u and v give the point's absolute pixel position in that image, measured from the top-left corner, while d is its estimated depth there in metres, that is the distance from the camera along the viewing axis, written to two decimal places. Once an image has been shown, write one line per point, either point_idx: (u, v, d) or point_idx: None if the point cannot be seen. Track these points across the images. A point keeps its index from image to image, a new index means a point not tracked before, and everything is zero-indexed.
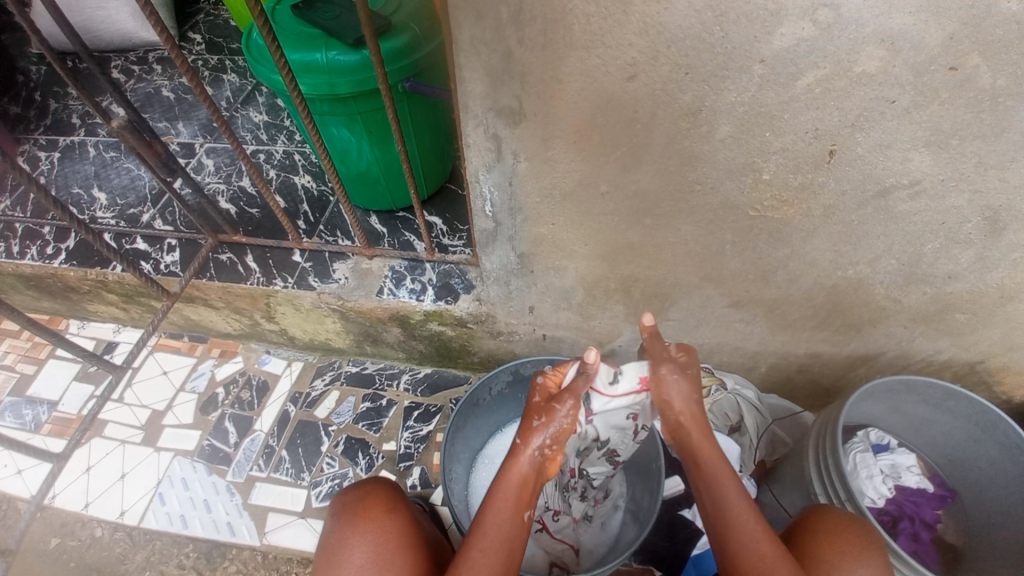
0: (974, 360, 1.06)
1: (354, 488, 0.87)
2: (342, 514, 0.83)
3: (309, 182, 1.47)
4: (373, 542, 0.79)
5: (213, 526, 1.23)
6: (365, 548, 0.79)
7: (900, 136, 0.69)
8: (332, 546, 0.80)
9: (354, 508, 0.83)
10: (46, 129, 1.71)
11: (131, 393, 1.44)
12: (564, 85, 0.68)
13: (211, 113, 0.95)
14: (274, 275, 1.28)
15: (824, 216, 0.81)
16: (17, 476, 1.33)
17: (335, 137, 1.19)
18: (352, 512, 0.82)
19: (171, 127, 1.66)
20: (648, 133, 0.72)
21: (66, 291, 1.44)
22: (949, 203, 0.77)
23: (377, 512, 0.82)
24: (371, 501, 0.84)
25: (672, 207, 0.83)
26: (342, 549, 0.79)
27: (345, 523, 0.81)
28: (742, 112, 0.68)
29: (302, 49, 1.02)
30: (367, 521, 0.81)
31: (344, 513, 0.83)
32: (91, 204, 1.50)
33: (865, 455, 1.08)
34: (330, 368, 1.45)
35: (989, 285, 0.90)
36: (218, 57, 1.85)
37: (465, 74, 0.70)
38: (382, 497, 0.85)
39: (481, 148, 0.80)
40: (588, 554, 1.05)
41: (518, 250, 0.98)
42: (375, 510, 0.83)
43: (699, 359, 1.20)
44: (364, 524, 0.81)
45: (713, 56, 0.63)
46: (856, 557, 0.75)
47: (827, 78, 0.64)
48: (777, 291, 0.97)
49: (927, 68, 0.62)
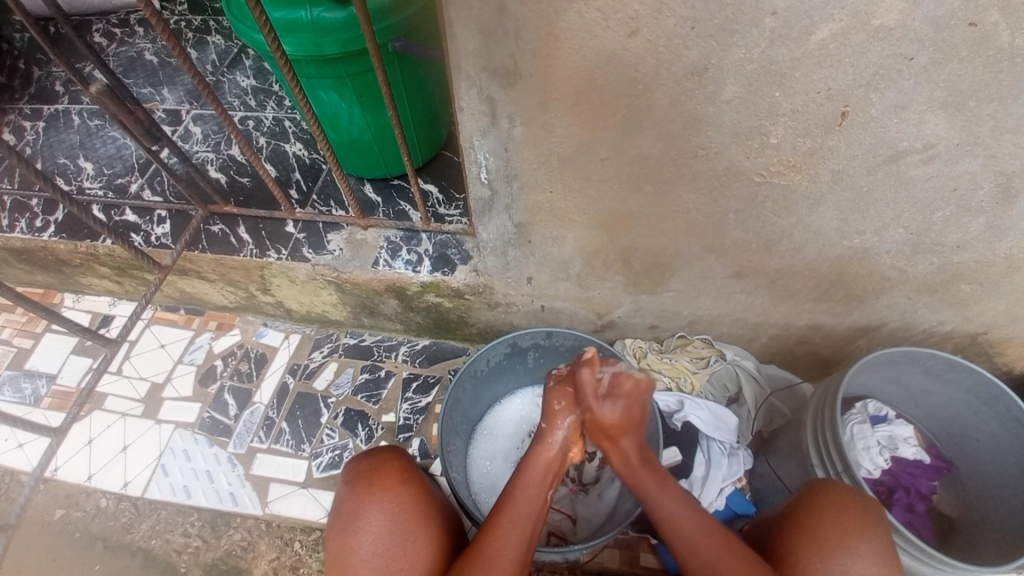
0: (979, 330, 1.04)
1: (369, 456, 0.86)
2: (357, 482, 0.82)
3: (300, 150, 1.43)
4: (388, 511, 0.79)
5: (216, 496, 1.25)
6: (380, 517, 0.78)
7: (916, 96, 0.66)
8: (348, 512, 0.80)
9: (369, 476, 0.82)
10: (31, 97, 1.65)
11: (130, 366, 1.44)
12: (561, 43, 0.64)
13: (193, 77, 0.90)
14: (267, 247, 1.25)
15: (832, 182, 0.78)
16: (18, 449, 1.34)
17: (324, 102, 1.15)
18: (367, 480, 0.82)
19: (156, 94, 1.60)
20: (650, 94, 0.69)
21: (58, 265, 1.41)
22: (962, 168, 0.74)
23: (393, 482, 0.82)
24: (387, 470, 0.83)
25: (675, 173, 0.80)
26: (357, 516, 0.79)
27: (360, 490, 0.81)
28: (750, 71, 0.65)
29: (285, 6, 0.96)
30: (382, 490, 0.81)
31: (359, 480, 0.82)
32: (78, 175, 1.46)
33: (863, 427, 1.06)
34: (328, 340, 1.44)
35: (999, 254, 0.87)
36: (202, 19, 1.77)
37: (456, 32, 0.66)
38: (398, 466, 0.85)
39: (475, 112, 0.76)
40: (585, 523, 1.06)
41: (515, 219, 0.95)
42: (391, 480, 0.82)
43: (699, 330, 1.18)
44: (380, 493, 0.80)
45: (720, 9, 0.59)
46: (855, 532, 0.75)
47: (841, 33, 0.60)
48: (781, 261, 0.95)
49: (947, 22, 0.58)
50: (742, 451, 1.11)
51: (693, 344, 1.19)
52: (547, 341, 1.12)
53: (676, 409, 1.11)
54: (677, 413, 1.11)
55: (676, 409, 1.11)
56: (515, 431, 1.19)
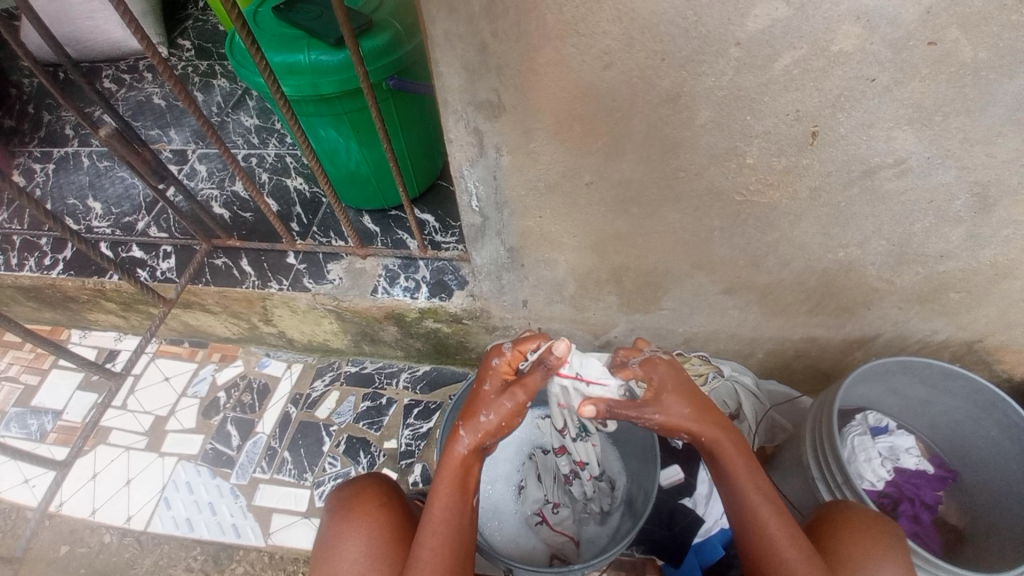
0: (972, 339, 1.05)
1: (350, 483, 0.87)
2: (337, 509, 0.83)
3: (300, 184, 1.48)
4: (366, 536, 0.80)
5: (219, 528, 1.25)
6: (358, 543, 0.79)
7: (883, 114, 0.69)
8: (327, 539, 0.81)
9: (349, 502, 0.83)
10: (40, 141, 1.72)
11: (134, 400, 1.46)
12: (541, 76, 0.68)
13: (196, 116, 0.94)
14: (269, 279, 1.28)
15: (811, 198, 0.81)
16: (24, 485, 1.35)
17: (323, 138, 1.19)
18: (347, 507, 0.83)
19: (163, 135, 1.66)
20: (629, 121, 0.72)
21: (65, 301, 1.45)
22: (936, 180, 0.77)
23: (371, 507, 0.83)
24: (366, 496, 0.84)
25: (659, 195, 0.83)
26: (337, 542, 0.80)
27: (340, 517, 0.82)
28: (722, 97, 0.68)
29: (285, 51, 1.02)
30: (361, 515, 0.81)
31: (339, 508, 0.83)
32: (87, 214, 1.50)
33: (863, 439, 1.07)
34: (330, 368, 1.46)
35: (983, 263, 0.89)
36: (208, 64, 1.85)
37: (442, 70, 0.70)
38: (378, 491, 0.85)
39: (463, 144, 0.80)
40: (589, 545, 1.04)
41: (507, 244, 0.98)
42: (370, 504, 0.83)
43: (696, 347, 1.19)
44: (358, 519, 0.81)
45: (688, 40, 0.62)
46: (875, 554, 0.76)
47: (804, 59, 0.64)
48: (769, 276, 0.97)
49: (905, 44, 0.62)
50: None
51: (690, 362, 1.16)
52: None
53: None
54: None
55: None
56: None
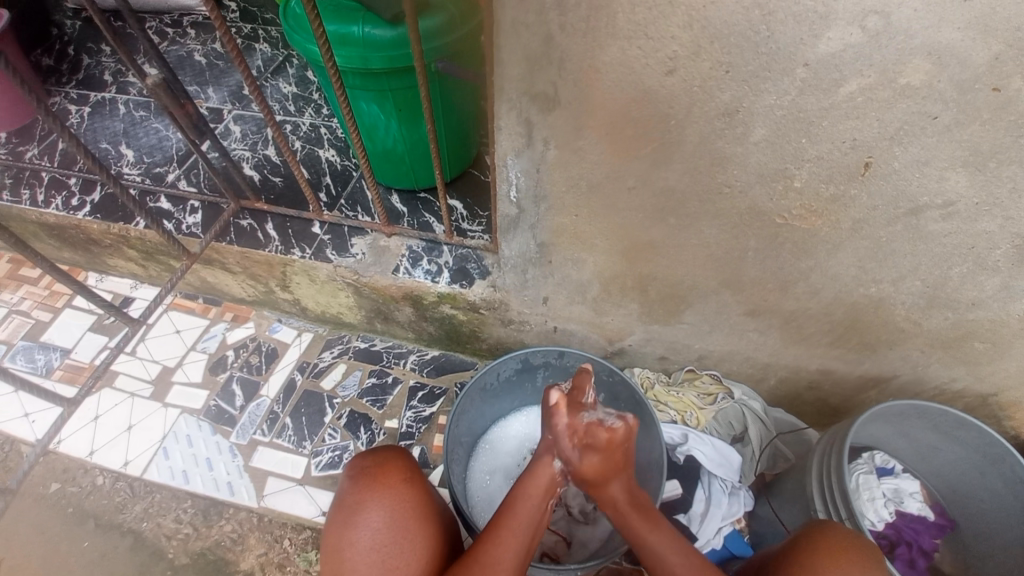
0: (988, 392, 1.04)
1: (373, 453, 0.87)
2: (361, 477, 0.83)
3: (333, 155, 1.48)
4: (390, 508, 0.79)
5: (214, 484, 1.25)
6: (381, 513, 0.79)
7: (939, 153, 0.68)
8: (349, 506, 0.80)
9: (373, 473, 0.83)
10: (78, 83, 1.73)
11: (144, 348, 1.47)
12: (602, 75, 0.68)
13: (245, 77, 0.95)
14: (292, 245, 1.29)
15: (852, 230, 0.80)
16: (24, 419, 1.37)
17: (365, 113, 1.20)
18: (372, 477, 0.82)
19: (201, 92, 1.67)
20: (682, 130, 0.72)
21: (88, 243, 1.46)
22: (980, 227, 0.76)
23: (396, 480, 0.82)
24: (391, 468, 0.84)
25: (698, 208, 0.82)
26: (358, 510, 0.79)
27: (363, 486, 0.81)
28: (781, 116, 0.68)
29: (340, 21, 1.03)
30: (385, 487, 0.81)
31: (363, 476, 0.83)
32: (119, 159, 1.52)
33: (868, 478, 1.09)
34: (339, 341, 1.46)
35: (1012, 315, 0.88)
36: (252, 27, 1.86)
37: (504, 57, 0.70)
38: (402, 465, 0.85)
39: (512, 132, 0.80)
40: (579, 548, 1.04)
41: (538, 238, 0.98)
42: (396, 478, 0.83)
43: (708, 365, 1.19)
44: (384, 490, 0.81)
45: (756, 55, 0.62)
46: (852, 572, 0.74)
47: (870, 88, 0.63)
48: (796, 303, 0.96)
49: (971, 86, 0.61)
50: (744, 491, 1.10)
51: (700, 379, 1.19)
52: (558, 360, 1.12)
53: (679, 442, 1.11)
54: (681, 445, 1.11)
55: (679, 442, 1.11)
56: (517, 448, 1.19)
